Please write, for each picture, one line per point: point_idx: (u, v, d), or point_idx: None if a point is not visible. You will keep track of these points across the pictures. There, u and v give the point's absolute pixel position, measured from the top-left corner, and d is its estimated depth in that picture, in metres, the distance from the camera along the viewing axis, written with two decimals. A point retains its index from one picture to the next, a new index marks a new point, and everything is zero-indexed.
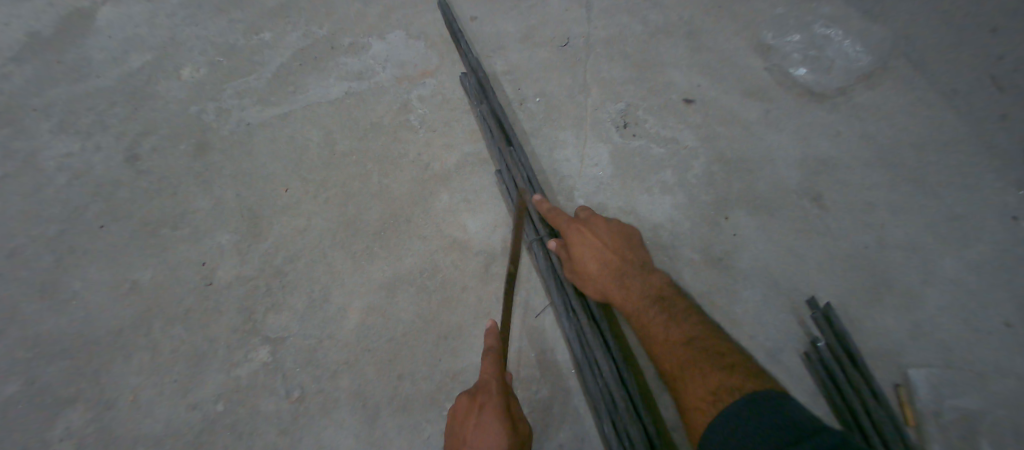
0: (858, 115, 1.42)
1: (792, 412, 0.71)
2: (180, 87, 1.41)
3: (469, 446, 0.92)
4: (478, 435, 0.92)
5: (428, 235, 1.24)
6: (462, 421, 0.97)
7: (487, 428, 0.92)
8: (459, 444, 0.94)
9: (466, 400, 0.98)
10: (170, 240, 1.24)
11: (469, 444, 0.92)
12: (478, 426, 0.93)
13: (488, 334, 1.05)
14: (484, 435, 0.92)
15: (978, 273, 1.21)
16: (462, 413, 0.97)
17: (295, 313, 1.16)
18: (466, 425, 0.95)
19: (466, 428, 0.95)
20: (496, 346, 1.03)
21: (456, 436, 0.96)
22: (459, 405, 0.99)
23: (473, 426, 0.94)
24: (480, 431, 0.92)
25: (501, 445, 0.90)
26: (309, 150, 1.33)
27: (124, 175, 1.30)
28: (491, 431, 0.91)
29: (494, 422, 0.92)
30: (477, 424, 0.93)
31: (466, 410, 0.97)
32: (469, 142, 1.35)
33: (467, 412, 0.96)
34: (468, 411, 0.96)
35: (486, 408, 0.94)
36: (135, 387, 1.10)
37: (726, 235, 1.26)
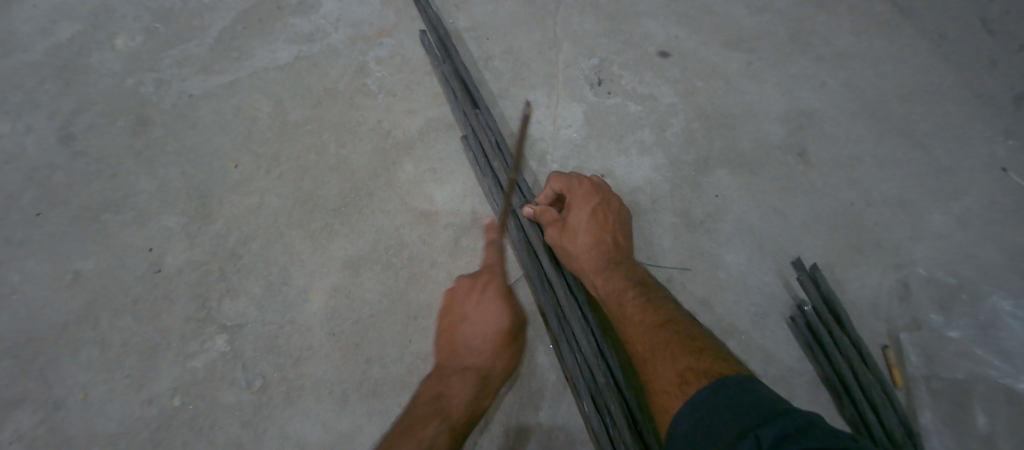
0: (844, 64, 1.34)
1: (759, 392, 0.69)
2: (115, 58, 1.27)
3: (468, 322, 1.04)
4: (480, 311, 1.04)
5: (392, 209, 1.16)
6: (461, 300, 1.06)
7: (489, 305, 1.04)
8: (457, 320, 1.04)
9: (468, 281, 1.07)
10: (113, 226, 1.13)
11: (469, 320, 1.04)
12: (481, 304, 1.04)
13: (489, 229, 1.11)
14: (486, 312, 1.04)
15: (965, 226, 1.17)
16: (460, 294, 1.06)
17: (251, 298, 1.09)
18: (467, 304, 1.05)
19: (465, 306, 1.05)
20: (498, 244, 1.09)
21: (453, 314, 1.05)
22: (457, 286, 1.07)
23: (474, 303, 1.05)
24: (480, 307, 1.04)
25: (499, 322, 1.04)
26: (258, 121, 1.22)
27: (57, 157, 1.17)
28: (493, 307, 1.04)
29: (495, 302, 1.05)
30: (479, 302, 1.04)
31: (466, 292, 1.06)
32: (432, 106, 1.25)
33: (469, 293, 1.06)
34: (469, 291, 1.06)
35: (489, 287, 1.05)
36: (86, 385, 1.02)
37: (708, 196, 1.20)
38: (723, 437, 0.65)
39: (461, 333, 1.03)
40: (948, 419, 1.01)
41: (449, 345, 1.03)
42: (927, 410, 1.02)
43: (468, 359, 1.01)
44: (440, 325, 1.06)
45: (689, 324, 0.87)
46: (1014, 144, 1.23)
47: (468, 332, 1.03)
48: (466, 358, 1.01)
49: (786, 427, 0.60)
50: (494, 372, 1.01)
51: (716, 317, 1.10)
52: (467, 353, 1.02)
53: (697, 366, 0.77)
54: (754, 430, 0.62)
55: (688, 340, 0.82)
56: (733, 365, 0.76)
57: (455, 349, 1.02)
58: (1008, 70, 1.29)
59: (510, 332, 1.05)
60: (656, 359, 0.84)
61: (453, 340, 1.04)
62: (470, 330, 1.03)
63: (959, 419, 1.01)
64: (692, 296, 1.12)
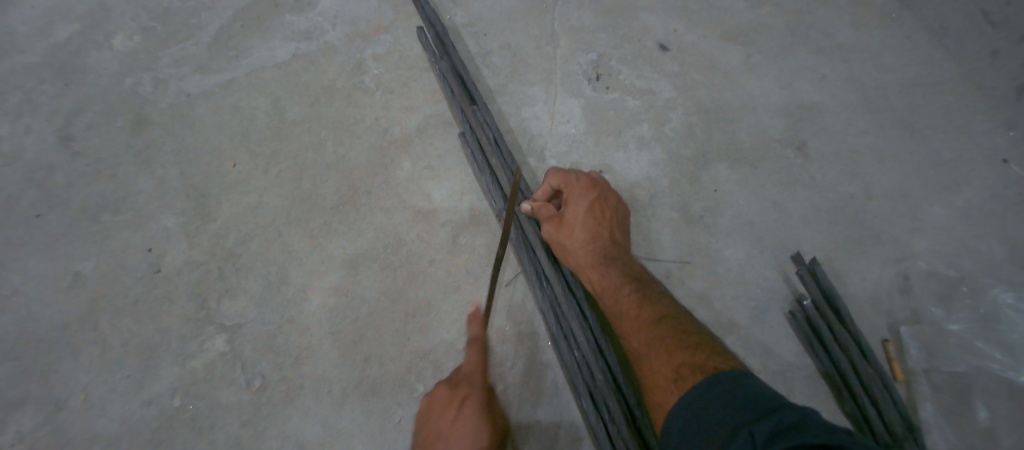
0: (844, 57, 1.33)
1: (756, 389, 0.68)
2: (112, 57, 1.26)
3: (444, 439, 0.90)
4: (456, 429, 0.91)
5: (390, 207, 1.15)
6: (438, 414, 0.95)
7: (467, 421, 0.92)
8: (432, 437, 0.92)
9: (447, 390, 0.97)
10: (112, 227, 1.13)
11: (444, 439, 0.90)
12: (459, 420, 0.92)
13: (472, 320, 1.05)
14: (463, 429, 0.91)
15: (966, 219, 1.16)
16: (439, 404, 0.96)
17: (250, 297, 1.09)
18: (441, 420, 0.93)
19: (441, 421, 0.93)
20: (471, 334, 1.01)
21: (428, 429, 0.94)
22: (435, 394, 0.97)
23: (451, 420, 0.92)
24: (456, 421, 0.92)
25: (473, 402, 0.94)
26: (255, 120, 1.22)
27: (55, 158, 1.17)
28: (472, 423, 0.92)
29: (474, 416, 0.93)
30: (456, 417, 0.92)
31: (444, 401, 0.95)
32: (430, 103, 1.25)
33: (445, 405, 0.95)
34: (446, 406, 0.94)
35: (467, 401, 0.94)
36: (87, 385, 1.02)
37: (708, 191, 1.19)
38: (718, 433, 0.65)
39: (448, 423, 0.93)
40: (949, 413, 1.01)
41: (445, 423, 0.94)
42: (928, 404, 1.02)
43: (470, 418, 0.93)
44: (415, 443, 0.94)
45: (686, 320, 0.87)
46: (1016, 136, 1.22)
47: (452, 425, 0.93)
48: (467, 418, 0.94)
49: (781, 422, 0.60)
50: None
51: (716, 312, 1.10)
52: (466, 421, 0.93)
53: (693, 362, 0.77)
54: (748, 425, 0.62)
55: (684, 336, 0.82)
56: (730, 361, 0.76)
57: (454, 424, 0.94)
58: (1010, 62, 1.28)
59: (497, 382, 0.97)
60: (652, 354, 0.84)
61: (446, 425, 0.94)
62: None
63: (960, 413, 1.01)
64: (691, 292, 1.11)
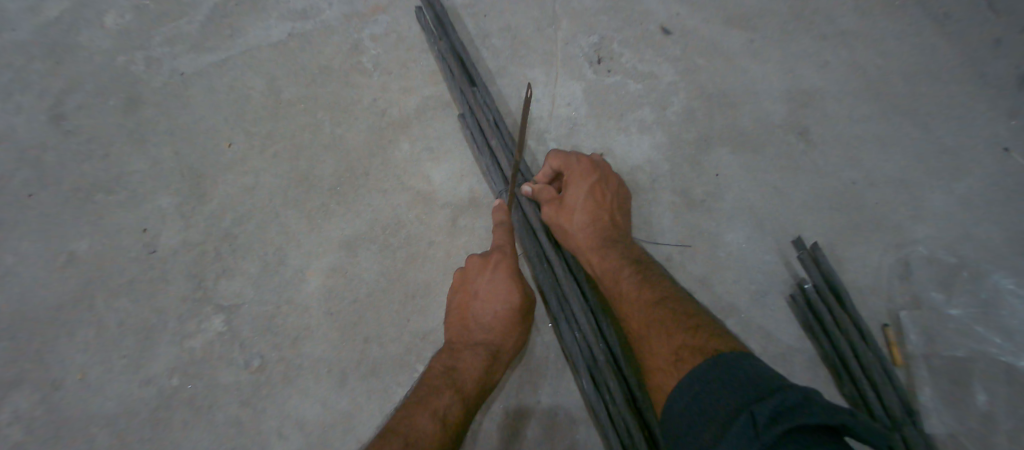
0: (848, 42, 1.32)
1: (756, 370, 0.67)
2: (104, 36, 1.24)
3: (480, 300, 0.99)
4: (490, 291, 0.98)
5: (389, 189, 1.14)
6: (472, 278, 1.01)
7: (500, 285, 0.98)
8: (468, 297, 1.00)
9: (479, 261, 1.00)
10: (106, 207, 1.12)
11: (480, 299, 0.99)
12: (492, 283, 0.98)
13: (496, 209, 1.04)
14: (496, 291, 0.98)
15: (966, 206, 1.16)
16: (472, 272, 1.01)
17: (248, 278, 1.08)
18: (477, 281, 1.00)
19: (476, 284, 1.00)
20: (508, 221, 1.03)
21: (463, 291, 1.01)
22: (468, 265, 1.03)
23: (485, 283, 0.99)
24: (491, 287, 0.98)
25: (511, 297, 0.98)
26: (252, 99, 1.20)
27: (48, 137, 1.15)
28: (505, 285, 0.98)
29: (506, 280, 0.98)
30: (490, 280, 0.98)
31: (477, 270, 1.01)
32: (429, 84, 1.23)
33: (479, 271, 1.00)
34: (480, 270, 1.00)
35: (500, 267, 0.99)
36: (83, 365, 1.02)
37: (709, 176, 1.18)
38: (717, 414, 0.65)
39: (473, 310, 0.99)
40: (947, 396, 1.02)
41: (461, 319, 1.01)
42: (926, 389, 1.02)
43: (478, 335, 0.99)
44: (451, 305, 1.03)
45: (686, 302, 0.87)
46: (1017, 125, 1.22)
47: (480, 309, 0.99)
48: (478, 334, 0.99)
49: (782, 403, 0.59)
50: (505, 348, 0.98)
51: (715, 296, 1.10)
52: (478, 329, 0.99)
53: (692, 343, 0.77)
54: (749, 407, 0.61)
55: (683, 317, 0.82)
56: (729, 342, 0.75)
57: (467, 325, 1.00)
58: (1012, 49, 1.27)
59: (524, 312, 1.00)
60: (651, 336, 0.84)
61: (466, 316, 1.01)
62: (482, 310, 0.98)
63: (957, 397, 1.01)
64: (692, 276, 1.11)
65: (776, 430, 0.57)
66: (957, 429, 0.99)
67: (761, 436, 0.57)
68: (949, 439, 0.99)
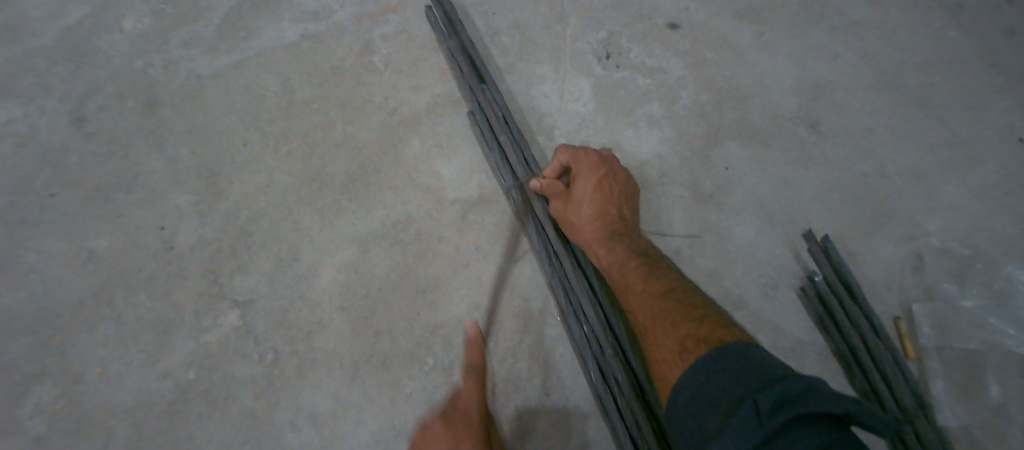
0: (858, 35, 1.31)
1: (760, 359, 0.67)
2: (124, 39, 1.27)
3: (444, 406, 0.97)
4: (456, 391, 0.97)
5: (400, 185, 1.16)
6: (440, 402, 1.00)
7: (467, 381, 0.98)
8: (436, 414, 0.98)
9: (445, 404, 1.01)
10: (126, 205, 1.15)
11: (447, 403, 0.97)
12: (459, 382, 0.98)
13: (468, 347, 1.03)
14: (463, 389, 0.97)
15: (981, 198, 1.15)
16: (439, 409, 1.00)
17: (262, 274, 1.10)
18: (442, 386, 0.99)
19: (442, 392, 0.99)
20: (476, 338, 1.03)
21: (432, 414, 0.99)
22: (432, 421, 1.00)
23: (451, 383, 0.98)
24: (455, 388, 0.98)
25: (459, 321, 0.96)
26: (266, 99, 1.23)
27: (69, 138, 1.18)
28: (470, 385, 0.98)
29: (472, 378, 0.99)
30: (455, 381, 0.98)
31: (445, 395, 1.00)
32: (439, 82, 1.25)
33: (445, 386, 1.00)
34: (444, 378, 1.00)
35: (465, 365, 1.00)
36: (103, 360, 1.04)
37: (719, 169, 1.18)
38: (721, 404, 0.64)
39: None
40: (961, 389, 1.00)
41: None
42: (941, 382, 1.01)
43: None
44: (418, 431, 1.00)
45: (693, 295, 0.86)
46: None
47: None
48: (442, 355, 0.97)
49: (785, 392, 0.58)
50: (473, 448, 0.95)
51: (725, 290, 1.09)
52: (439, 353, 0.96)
53: (697, 333, 0.76)
54: (752, 395, 0.60)
55: (690, 309, 0.82)
56: (735, 333, 0.75)
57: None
58: None
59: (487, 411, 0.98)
60: (657, 327, 0.84)
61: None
62: (449, 411, 0.97)
63: (971, 389, 1.00)
64: (701, 269, 1.11)
65: (780, 418, 0.56)
66: (973, 423, 0.98)
67: (766, 426, 0.57)
68: (965, 433, 0.97)
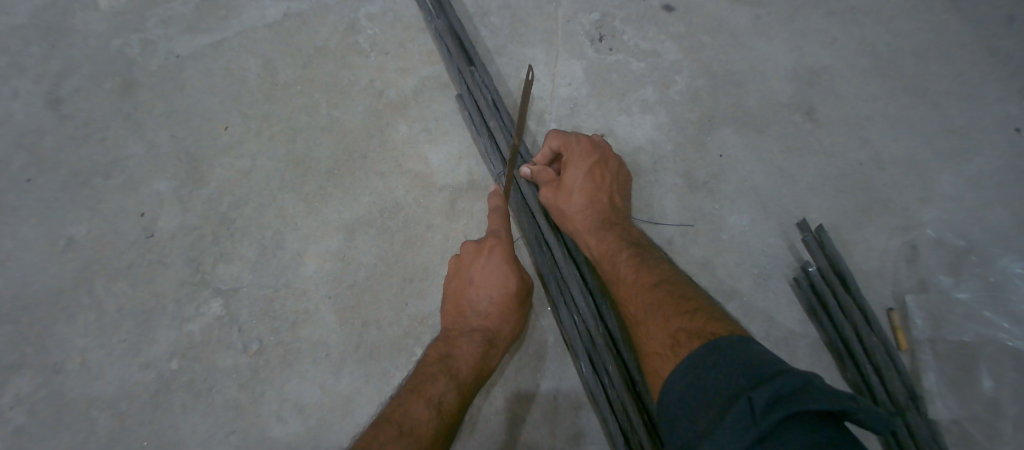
0: (857, 19, 1.28)
1: (754, 355, 0.65)
2: (99, 18, 1.22)
3: (475, 285, 0.99)
4: (485, 277, 0.98)
5: (387, 172, 1.13)
6: (467, 266, 1.00)
7: (495, 271, 0.97)
8: (463, 283, 1.00)
9: (473, 247, 1.00)
10: (104, 191, 1.11)
11: (476, 284, 0.98)
12: (487, 269, 0.97)
13: (491, 196, 1.04)
14: (491, 276, 0.97)
15: (976, 188, 1.13)
16: (466, 259, 1.00)
17: (246, 262, 1.07)
18: (472, 268, 0.99)
19: (471, 271, 0.99)
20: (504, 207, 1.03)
21: (459, 278, 1.00)
22: (463, 252, 1.02)
23: (482, 269, 0.98)
24: (485, 273, 0.98)
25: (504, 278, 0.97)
26: (247, 81, 1.19)
27: (43, 121, 1.14)
28: (500, 273, 0.97)
29: (502, 266, 0.97)
30: (485, 266, 0.98)
31: (472, 256, 0.99)
32: (427, 65, 1.21)
33: (474, 258, 0.99)
34: (475, 256, 0.99)
35: (496, 251, 0.97)
36: (83, 349, 1.02)
37: (713, 156, 1.16)
38: (714, 401, 0.63)
39: (468, 296, 0.99)
40: (952, 381, 1.00)
41: (456, 308, 1.00)
42: (931, 373, 1.00)
43: (474, 321, 0.98)
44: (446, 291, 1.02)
45: (685, 285, 0.85)
46: None
47: (474, 295, 0.99)
48: (474, 321, 0.98)
49: (779, 390, 0.57)
50: (501, 336, 0.98)
51: (718, 280, 1.08)
52: (473, 315, 0.98)
53: (689, 327, 0.75)
54: (746, 393, 0.60)
55: (682, 300, 0.80)
56: (727, 325, 0.73)
57: (462, 312, 0.99)
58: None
59: (519, 299, 0.98)
60: (649, 320, 0.82)
61: (460, 303, 1.00)
62: (479, 295, 0.98)
63: (962, 381, 1.00)
64: (693, 258, 1.09)
65: (773, 417, 0.55)
66: (962, 414, 0.98)
67: (758, 424, 0.56)
68: (954, 424, 0.97)
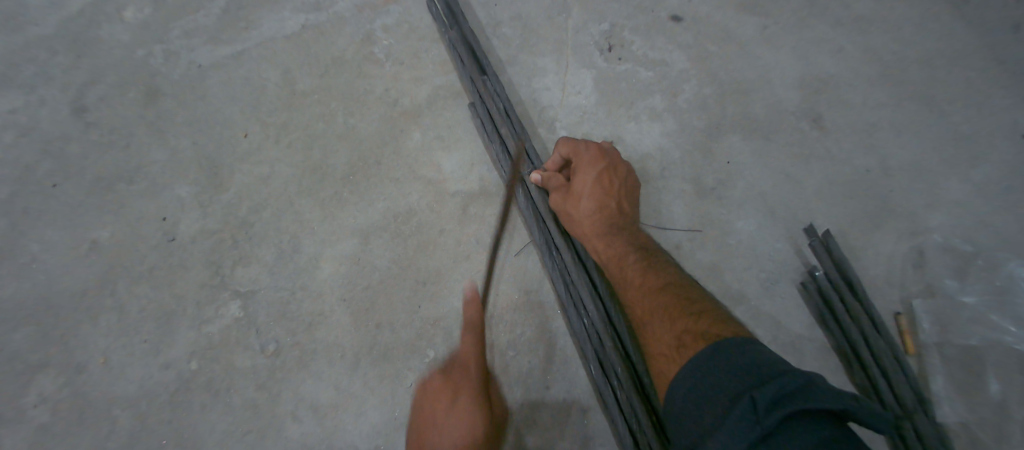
0: (863, 28, 1.30)
1: (758, 356, 0.66)
2: (124, 29, 1.26)
3: (444, 410, 0.88)
4: (458, 367, 0.93)
5: (400, 177, 1.16)
6: (430, 408, 0.90)
7: (469, 358, 0.94)
8: (429, 415, 0.89)
9: (440, 377, 0.93)
10: (128, 196, 1.15)
11: (445, 412, 0.88)
12: (461, 362, 0.93)
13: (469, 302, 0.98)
14: (465, 364, 0.93)
15: (984, 194, 1.14)
16: (428, 400, 0.91)
17: (264, 265, 1.10)
18: (438, 403, 0.90)
19: (438, 397, 0.90)
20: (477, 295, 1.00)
21: (422, 422, 0.89)
22: (426, 390, 0.93)
23: (455, 362, 0.94)
24: (458, 363, 0.93)
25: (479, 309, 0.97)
26: (266, 90, 1.22)
27: (71, 128, 1.18)
28: (472, 355, 0.94)
29: (473, 344, 0.95)
30: (457, 357, 0.94)
31: (438, 385, 0.92)
32: (440, 74, 1.24)
33: (441, 387, 0.92)
34: (444, 369, 0.94)
35: (468, 335, 0.95)
36: (106, 350, 1.05)
37: (720, 163, 1.18)
38: (718, 400, 0.64)
39: (437, 394, 0.90)
40: (961, 386, 1.00)
41: (423, 428, 0.88)
42: (941, 378, 1.01)
43: (448, 418, 0.87)
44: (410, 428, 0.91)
45: (692, 289, 0.86)
46: None
47: (445, 385, 0.91)
48: (446, 427, 0.86)
49: (782, 388, 0.58)
50: (483, 420, 0.90)
51: (726, 284, 1.10)
52: (446, 413, 0.88)
53: (694, 329, 0.76)
54: (750, 391, 0.61)
55: (688, 304, 0.82)
56: (731, 329, 0.74)
57: (431, 419, 0.89)
58: None
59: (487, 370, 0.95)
60: (655, 322, 0.84)
61: (426, 435, 0.88)
62: (451, 406, 0.88)
63: (970, 386, 1.00)
64: (701, 263, 1.11)
65: (777, 415, 0.57)
66: (971, 419, 0.98)
67: (762, 422, 0.57)
68: (963, 429, 0.98)
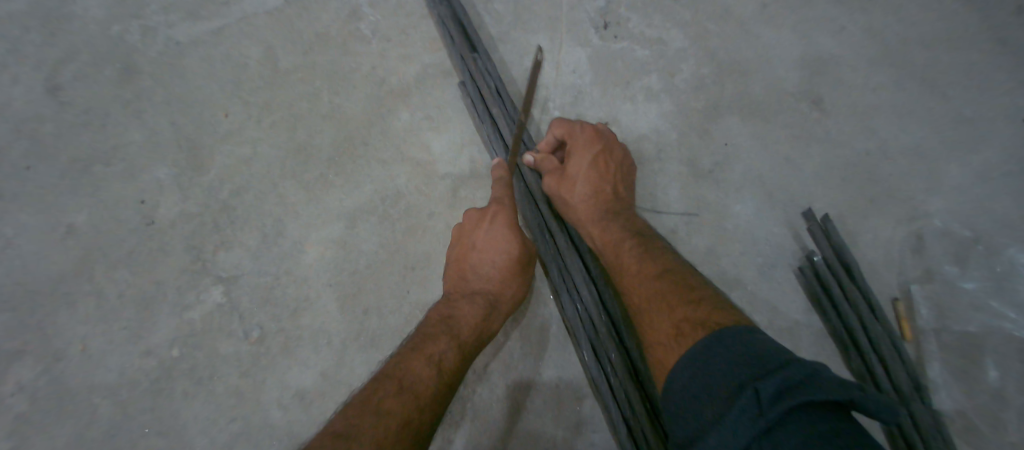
0: (866, 8, 1.26)
1: (758, 344, 0.64)
2: (97, 4, 1.20)
3: (477, 249, 0.97)
4: (488, 242, 0.96)
5: (389, 159, 1.12)
6: (470, 231, 0.99)
7: (499, 235, 0.95)
8: (466, 247, 0.99)
9: (476, 213, 0.98)
10: (104, 178, 1.10)
11: (478, 249, 0.97)
12: (488, 234, 0.95)
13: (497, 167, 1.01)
14: (494, 241, 0.95)
15: (984, 179, 1.12)
16: (469, 223, 0.99)
17: (247, 250, 1.07)
18: (474, 233, 0.98)
19: (473, 237, 0.98)
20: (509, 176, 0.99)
21: (462, 243, 1.00)
22: (467, 217, 1.00)
23: (484, 234, 0.96)
24: (488, 241, 0.96)
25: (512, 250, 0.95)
26: (248, 69, 1.17)
27: (42, 108, 1.13)
28: (503, 235, 0.95)
29: (505, 230, 0.95)
30: (486, 232, 0.96)
31: (476, 220, 0.98)
32: (429, 52, 1.19)
33: (477, 223, 0.97)
34: (478, 222, 0.97)
35: (498, 217, 0.95)
36: (83, 337, 1.01)
37: (718, 146, 1.15)
38: (720, 390, 0.62)
39: (471, 261, 0.98)
40: (959, 372, 0.99)
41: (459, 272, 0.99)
42: (938, 365, 1.00)
43: (476, 284, 0.97)
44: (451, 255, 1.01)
45: (689, 274, 0.84)
46: None
47: (477, 260, 0.97)
48: (476, 283, 0.97)
49: (787, 378, 0.56)
50: (503, 299, 0.96)
51: (722, 269, 1.07)
52: (475, 279, 0.97)
53: (694, 317, 0.74)
54: (753, 382, 0.59)
55: (685, 290, 0.80)
56: (730, 315, 0.73)
57: (464, 277, 0.98)
58: None
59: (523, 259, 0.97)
60: (652, 309, 0.81)
61: (462, 269, 0.99)
62: (481, 260, 0.97)
63: (967, 372, 0.99)
64: (697, 248, 1.09)
65: (782, 406, 0.55)
66: (968, 405, 0.97)
67: (767, 414, 0.55)
68: (959, 415, 0.97)
